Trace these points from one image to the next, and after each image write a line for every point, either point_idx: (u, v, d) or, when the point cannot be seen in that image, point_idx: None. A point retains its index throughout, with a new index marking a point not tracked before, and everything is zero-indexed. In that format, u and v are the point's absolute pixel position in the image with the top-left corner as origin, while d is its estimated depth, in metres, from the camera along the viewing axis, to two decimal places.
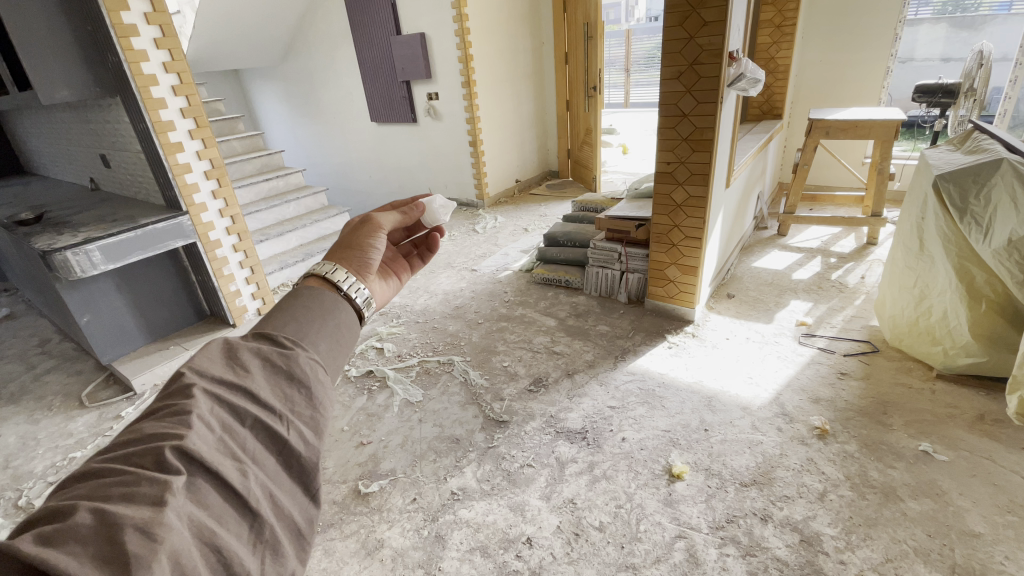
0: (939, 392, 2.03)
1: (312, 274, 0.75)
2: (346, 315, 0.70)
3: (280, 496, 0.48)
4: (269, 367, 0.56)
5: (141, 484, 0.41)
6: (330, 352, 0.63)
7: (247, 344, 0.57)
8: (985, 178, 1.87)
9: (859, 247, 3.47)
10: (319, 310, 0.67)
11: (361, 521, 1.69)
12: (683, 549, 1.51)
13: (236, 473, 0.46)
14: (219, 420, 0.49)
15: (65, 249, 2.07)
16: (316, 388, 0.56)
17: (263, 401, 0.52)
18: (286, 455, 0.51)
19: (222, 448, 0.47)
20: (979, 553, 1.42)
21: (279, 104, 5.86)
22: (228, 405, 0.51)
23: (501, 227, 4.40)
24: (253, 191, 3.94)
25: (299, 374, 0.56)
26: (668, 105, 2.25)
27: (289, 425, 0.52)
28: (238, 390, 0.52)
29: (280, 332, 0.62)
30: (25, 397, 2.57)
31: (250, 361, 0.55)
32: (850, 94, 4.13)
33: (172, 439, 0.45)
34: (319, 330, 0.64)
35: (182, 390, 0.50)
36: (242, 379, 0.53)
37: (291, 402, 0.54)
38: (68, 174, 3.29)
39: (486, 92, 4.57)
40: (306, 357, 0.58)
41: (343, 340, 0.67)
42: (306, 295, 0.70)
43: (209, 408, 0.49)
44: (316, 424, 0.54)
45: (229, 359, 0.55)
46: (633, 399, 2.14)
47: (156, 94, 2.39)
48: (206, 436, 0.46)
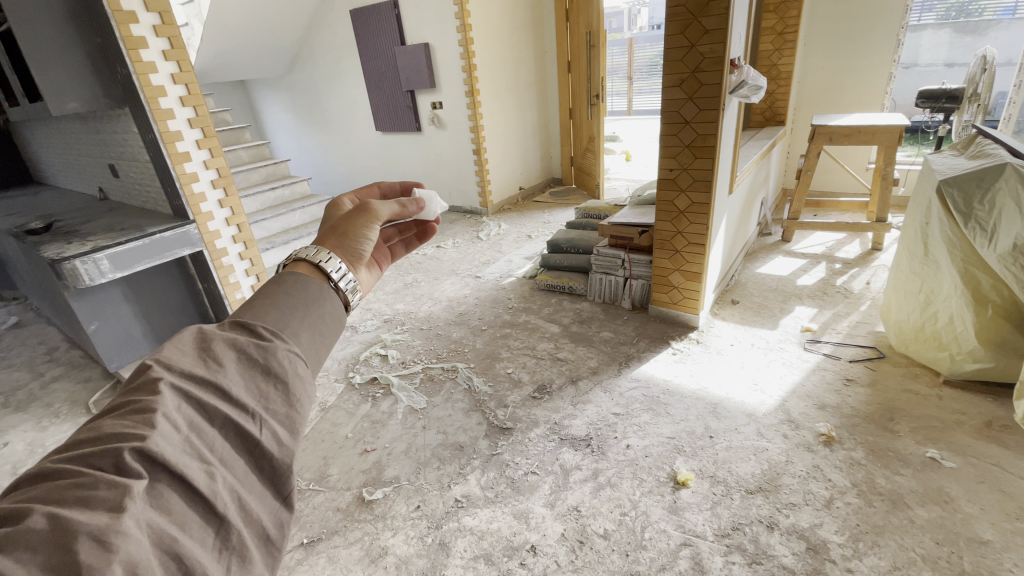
0: (947, 398, 2.02)
1: (299, 260, 0.71)
2: (332, 304, 0.66)
3: (250, 500, 0.46)
4: (243, 360, 0.52)
5: (96, 488, 0.39)
6: (312, 344, 0.61)
7: (221, 335, 0.54)
8: (989, 183, 1.87)
9: (864, 253, 3.46)
10: (303, 299, 0.64)
11: (365, 528, 1.69)
12: (688, 557, 1.50)
13: (202, 476, 0.43)
14: (186, 418, 0.46)
15: (74, 258, 2.10)
16: (295, 383, 0.54)
17: (235, 399, 0.49)
18: (259, 455, 0.48)
19: (188, 448, 0.44)
20: (988, 561, 1.40)
21: (285, 114, 5.93)
22: (197, 402, 0.48)
23: (505, 234, 4.42)
24: (260, 200, 3.98)
25: (276, 368, 0.53)
26: (670, 112, 2.27)
27: (263, 425, 0.49)
28: (208, 386, 0.49)
29: (258, 321, 0.58)
30: (32, 404, 2.59)
31: (223, 353, 0.52)
32: (853, 99, 4.13)
33: (132, 439, 0.42)
34: (302, 321, 0.61)
35: (148, 384, 0.47)
36: (213, 373, 0.50)
37: (266, 399, 0.51)
38: (77, 184, 3.33)
39: (490, 100, 4.61)
40: (285, 349, 0.55)
41: (327, 331, 0.64)
42: (290, 282, 0.66)
43: (176, 405, 0.47)
44: (293, 421, 0.51)
45: (200, 349, 0.52)
46: (637, 405, 2.14)
47: (165, 105, 2.44)
48: (170, 436, 0.43)
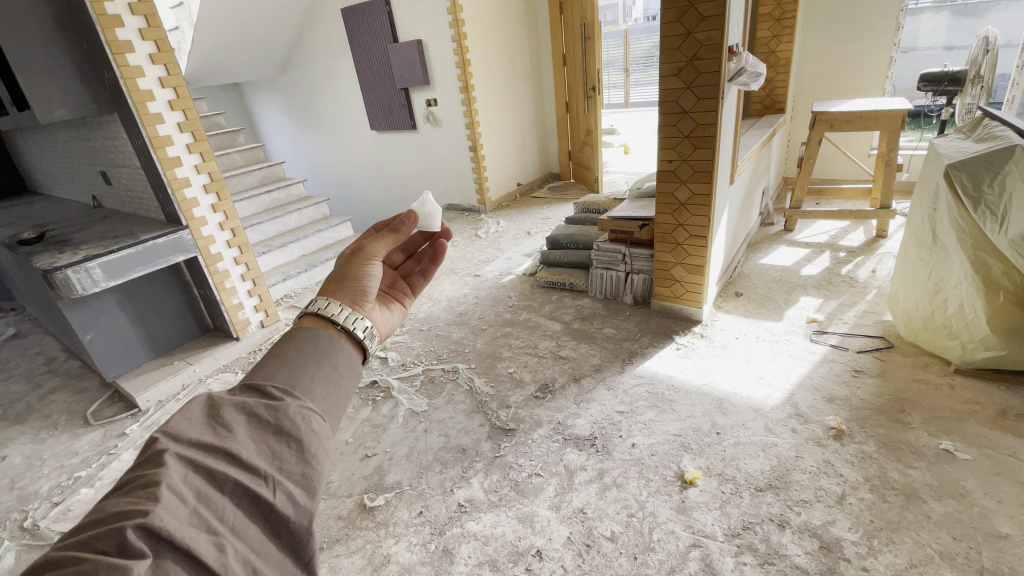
0: (959, 388, 1.97)
1: (306, 313, 0.71)
2: (344, 355, 0.67)
3: (265, 569, 0.46)
4: (253, 423, 0.53)
5: (98, 572, 0.38)
6: (327, 397, 0.61)
7: (231, 400, 0.54)
8: (999, 165, 1.82)
9: (869, 240, 3.41)
10: (312, 353, 0.65)
11: (367, 536, 1.65)
12: (698, 559, 1.46)
13: (211, 549, 0.44)
14: (194, 489, 0.46)
15: (65, 267, 2.06)
16: (308, 440, 0.54)
17: (246, 463, 0.50)
18: (272, 521, 0.48)
19: (194, 519, 0.44)
20: (1007, 556, 1.35)
21: (280, 115, 5.88)
22: (205, 470, 0.48)
23: (503, 231, 4.37)
24: (256, 203, 3.93)
25: (287, 427, 0.54)
26: (668, 102, 2.21)
27: (275, 488, 0.49)
28: (218, 454, 0.50)
29: (269, 380, 0.59)
30: (30, 416, 2.56)
31: (234, 418, 0.53)
32: (854, 85, 4.07)
33: (136, 516, 0.42)
34: (313, 374, 0.62)
35: (153, 457, 0.48)
36: (223, 440, 0.51)
37: (279, 460, 0.52)
38: (70, 193, 3.29)
39: (485, 95, 4.55)
40: (297, 406, 0.56)
41: (341, 383, 0.64)
42: (300, 338, 0.67)
43: (182, 477, 0.47)
44: (307, 481, 0.52)
45: (210, 417, 0.53)
46: (642, 402, 2.10)
47: (153, 110, 2.39)
48: (175, 510, 0.44)
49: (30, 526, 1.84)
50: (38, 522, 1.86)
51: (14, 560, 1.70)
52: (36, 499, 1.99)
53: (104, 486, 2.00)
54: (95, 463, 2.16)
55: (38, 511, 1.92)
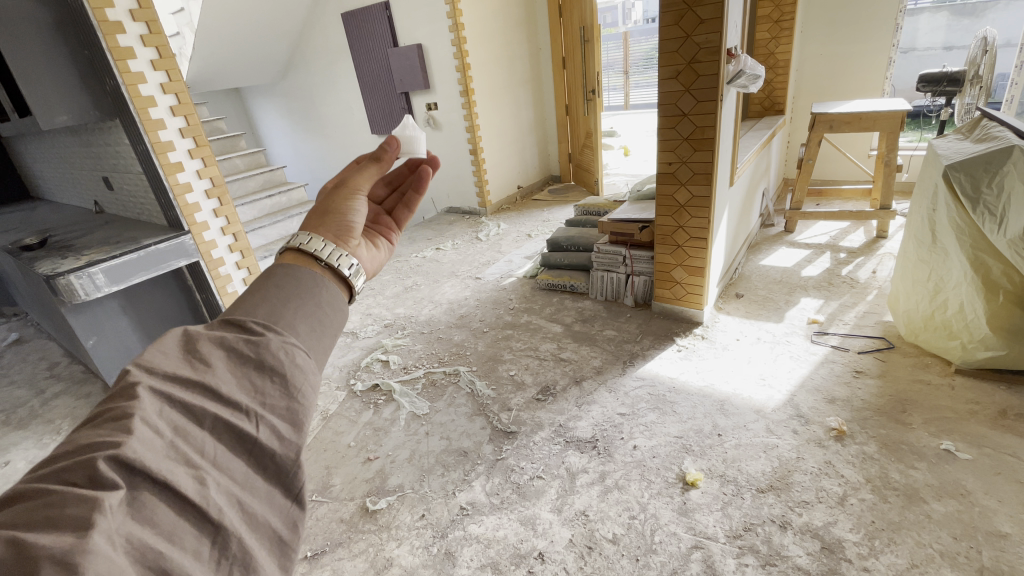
0: (960, 388, 1.97)
1: (287, 249, 0.66)
2: (329, 294, 0.63)
3: (251, 502, 0.43)
4: (233, 358, 0.50)
5: (66, 505, 0.36)
6: (311, 334, 0.57)
7: (208, 335, 0.51)
8: (996, 166, 1.82)
9: (869, 241, 3.42)
10: (294, 291, 0.60)
11: (370, 539, 1.66)
12: (700, 560, 1.46)
13: (191, 481, 0.41)
14: (170, 422, 0.43)
15: (68, 273, 2.07)
16: (293, 375, 0.51)
17: (226, 397, 0.46)
18: (257, 455, 0.46)
19: (171, 453, 0.41)
20: (1008, 555, 1.36)
21: (280, 120, 5.91)
22: (182, 404, 0.45)
23: (504, 234, 4.38)
24: (257, 207, 3.95)
25: (270, 361, 0.50)
26: (667, 105, 2.23)
27: (259, 422, 0.46)
28: (196, 388, 0.46)
29: (249, 316, 0.55)
30: (33, 422, 2.57)
31: (212, 353, 0.49)
32: (853, 86, 4.08)
33: (108, 448, 0.39)
34: (296, 312, 0.58)
35: (125, 390, 0.45)
36: (201, 375, 0.47)
37: (262, 393, 0.48)
38: (73, 198, 3.31)
39: (485, 98, 4.56)
40: (279, 341, 0.52)
41: (327, 321, 0.60)
42: (280, 275, 0.62)
43: (158, 411, 0.44)
44: (293, 416, 0.49)
45: (186, 352, 0.49)
46: (643, 404, 2.10)
47: (155, 116, 2.41)
48: (150, 442, 0.41)
49: None
50: None
51: None
52: None
53: None
54: None
55: None
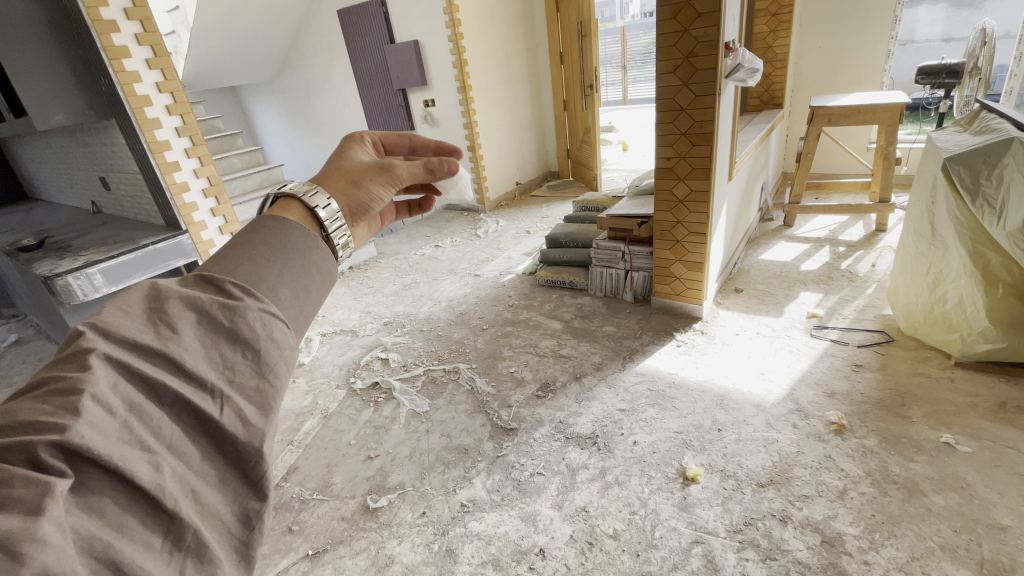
0: (959, 380, 1.97)
1: (292, 199, 0.63)
2: (319, 257, 0.58)
3: (206, 491, 0.39)
4: (204, 325, 0.45)
5: (10, 486, 0.30)
6: (292, 304, 0.52)
7: (177, 296, 0.45)
8: (996, 158, 1.81)
9: (868, 235, 3.41)
10: (280, 254, 0.55)
11: (371, 537, 1.66)
12: (700, 555, 1.46)
13: (145, 468, 0.36)
14: (124, 398, 0.38)
15: (66, 274, 2.07)
16: (267, 350, 0.46)
17: (190, 371, 0.41)
18: (219, 440, 0.41)
19: (126, 435, 0.36)
20: (1008, 547, 1.36)
21: (278, 118, 5.89)
22: (139, 376, 0.39)
23: (503, 230, 4.38)
24: (255, 206, 3.93)
25: (244, 333, 0.45)
26: (664, 99, 2.22)
27: (224, 403, 0.41)
28: (157, 358, 0.41)
29: (227, 276, 0.50)
30: None
31: (181, 317, 0.44)
32: (851, 79, 4.07)
33: (53, 426, 0.34)
34: (279, 277, 0.53)
35: (76, 357, 0.39)
36: (164, 342, 0.42)
37: (232, 370, 0.43)
38: (70, 198, 3.30)
39: (482, 95, 4.55)
40: (256, 310, 0.47)
41: (309, 290, 0.55)
42: (268, 232, 0.57)
43: (112, 384, 0.38)
44: (262, 398, 0.44)
45: (150, 314, 0.44)
46: (643, 400, 2.10)
47: (151, 115, 2.40)
48: (101, 422, 0.35)
49: None
50: None
51: None
52: None
53: None
54: None
55: None
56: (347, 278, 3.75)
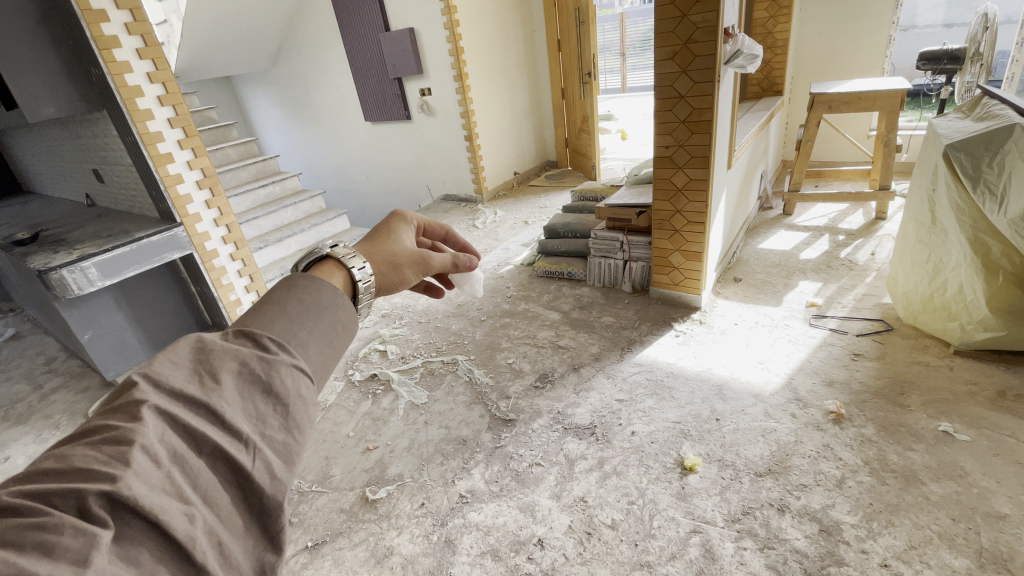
0: (958, 369, 1.97)
1: (328, 257, 0.65)
2: (347, 314, 0.59)
3: (230, 544, 0.41)
4: (241, 377, 0.47)
5: (62, 534, 0.34)
6: (322, 357, 0.54)
7: (221, 347, 0.48)
8: (998, 144, 1.79)
9: (868, 223, 3.39)
10: (314, 306, 0.56)
11: (370, 529, 1.66)
12: (698, 545, 1.47)
13: (180, 518, 0.38)
14: (167, 448, 0.41)
15: (60, 267, 2.05)
16: (297, 405, 0.48)
17: (228, 423, 0.44)
18: (247, 491, 0.43)
19: (166, 486, 0.39)
20: (1006, 536, 1.36)
21: (273, 108, 5.82)
22: (182, 427, 0.43)
23: (500, 221, 4.35)
24: (251, 198, 3.90)
25: (277, 388, 0.48)
26: (663, 87, 2.18)
27: (255, 455, 0.43)
28: (200, 408, 0.44)
29: (266, 329, 0.53)
30: (32, 417, 2.56)
31: (222, 368, 0.47)
32: (852, 65, 4.02)
33: (102, 478, 0.37)
34: (312, 329, 0.55)
35: (128, 406, 0.42)
36: (206, 393, 0.45)
37: (264, 425, 0.46)
38: (64, 192, 3.27)
39: (480, 84, 4.50)
40: (289, 365, 0.49)
41: (339, 342, 0.57)
42: (302, 285, 0.58)
43: (156, 434, 0.41)
44: (289, 452, 0.46)
45: (196, 364, 0.47)
46: (641, 390, 2.10)
47: (142, 106, 2.36)
48: (147, 472, 0.39)
49: None
50: None
51: None
52: None
53: None
54: None
55: None
56: None
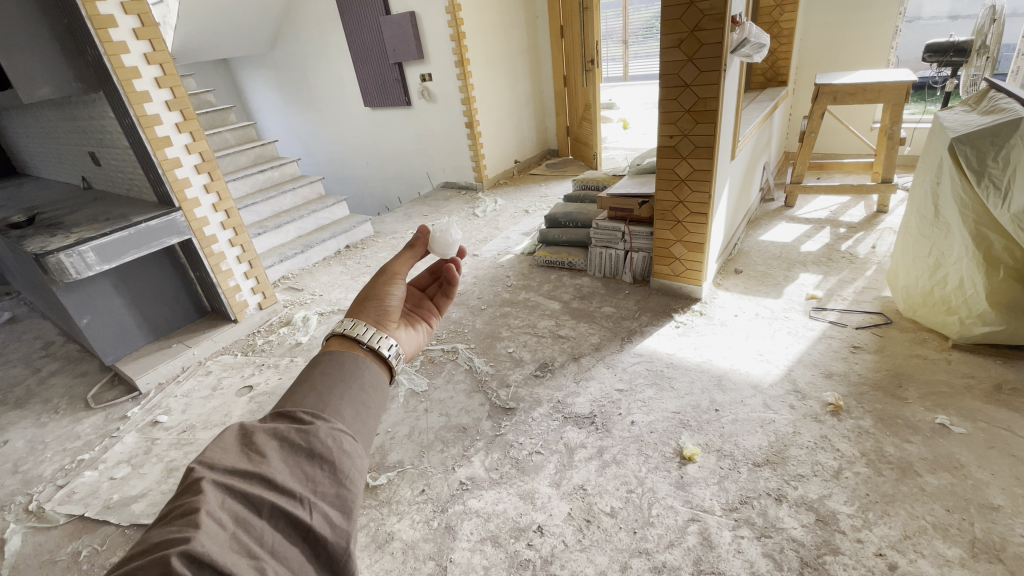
0: (956, 362, 1.98)
1: (333, 335, 0.74)
2: (371, 374, 0.70)
3: None
4: (286, 447, 0.55)
5: None
6: (356, 418, 0.63)
7: (262, 428, 0.57)
8: (1003, 139, 1.79)
9: (869, 216, 3.39)
10: (339, 378, 0.67)
11: (371, 514, 1.68)
12: (696, 533, 1.48)
13: (252, 571, 0.45)
14: (231, 513, 0.49)
15: (58, 251, 2.03)
16: (341, 461, 0.56)
17: (282, 485, 0.51)
18: (311, 540, 0.50)
19: (235, 544, 0.46)
20: (999, 527, 1.38)
21: (271, 92, 5.75)
22: (241, 494, 0.50)
23: (501, 209, 4.33)
24: (249, 183, 3.86)
25: (320, 449, 0.56)
26: (668, 75, 2.16)
27: (312, 508, 0.51)
28: (254, 478, 0.52)
29: (299, 406, 0.62)
30: (31, 400, 2.55)
31: (267, 444, 0.55)
32: (858, 56, 3.98)
33: (179, 543, 0.44)
34: (341, 397, 0.64)
35: (192, 486, 0.50)
36: (257, 466, 0.53)
37: (313, 482, 0.53)
38: (60, 175, 3.23)
39: (480, 70, 4.44)
40: (327, 429, 0.58)
41: (370, 403, 0.66)
42: (324, 363, 0.69)
43: (220, 502, 0.49)
44: (342, 501, 0.53)
45: (244, 446, 0.55)
46: (641, 380, 2.11)
47: (140, 88, 2.32)
48: (215, 535, 0.46)
49: (36, 509, 1.82)
50: (44, 505, 1.84)
51: (22, 543, 1.69)
52: (41, 482, 1.97)
53: (109, 468, 1.97)
54: (98, 446, 2.12)
55: (44, 494, 1.90)
56: (344, 258, 3.72)
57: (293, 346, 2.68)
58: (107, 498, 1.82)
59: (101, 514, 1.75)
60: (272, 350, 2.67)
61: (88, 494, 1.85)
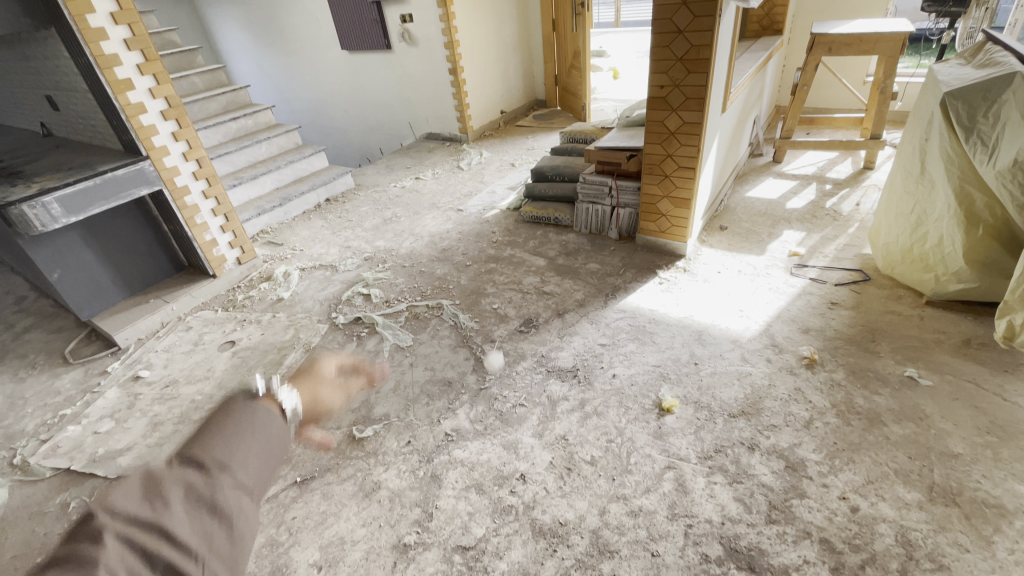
0: (928, 319, 2.04)
1: None
2: (273, 428, 0.79)
3: None
4: (190, 500, 0.63)
5: None
6: (257, 471, 0.72)
7: (169, 474, 0.63)
8: (996, 93, 1.76)
9: (855, 172, 3.38)
10: (244, 429, 0.75)
11: (358, 465, 1.71)
12: (672, 479, 1.55)
13: None
14: (128, 566, 0.54)
15: (20, 202, 1.94)
16: (236, 519, 0.65)
17: (182, 542, 0.58)
18: None
19: None
20: (958, 473, 1.46)
21: (241, 33, 5.39)
22: (140, 548, 0.56)
23: (486, 162, 4.22)
24: (222, 131, 3.68)
25: (221, 505, 0.65)
26: (662, 20, 2.06)
27: (205, 567, 0.58)
28: (156, 529, 0.57)
29: (206, 455, 0.68)
30: (6, 356, 2.50)
31: (170, 493, 0.61)
32: (856, 4, 3.84)
33: None
34: (246, 452, 0.72)
35: (91, 531, 0.54)
36: (159, 515, 0.59)
37: (212, 541, 0.61)
38: (17, 120, 3.03)
39: (465, 12, 4.20)
40: (231, 488, 0.67)
41: (267, 457, 0.76)
42: (235, 414, 0.77)
43: (119, 555, 0.54)
44: (233, 559, 0.61)
45: (148, 492, 0.60)
46: (624, 335, 2.14)
47: (95, 24, 2.15)
48: None
49: (20, 463, 1.82)
50: (28, 459, 1.84)
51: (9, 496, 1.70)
52: (24, 437, 1.96)
53: (92, 422, 1.96)
54: (80, 401, 2.11)
55: (27, 448, 1.89)
56: (324, 211, 3.62)
57: (275, 302, 2.64)
58: (93, 452, 1.83)
59: (88, 467, 1.77)
60: (254, 306, 2.63)
61: (73, 448, 1.85)
